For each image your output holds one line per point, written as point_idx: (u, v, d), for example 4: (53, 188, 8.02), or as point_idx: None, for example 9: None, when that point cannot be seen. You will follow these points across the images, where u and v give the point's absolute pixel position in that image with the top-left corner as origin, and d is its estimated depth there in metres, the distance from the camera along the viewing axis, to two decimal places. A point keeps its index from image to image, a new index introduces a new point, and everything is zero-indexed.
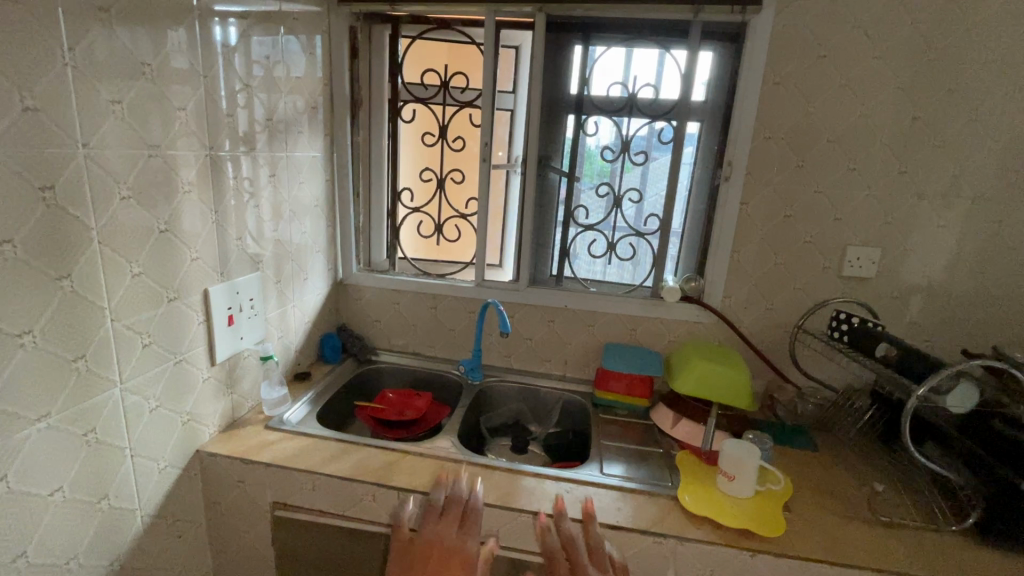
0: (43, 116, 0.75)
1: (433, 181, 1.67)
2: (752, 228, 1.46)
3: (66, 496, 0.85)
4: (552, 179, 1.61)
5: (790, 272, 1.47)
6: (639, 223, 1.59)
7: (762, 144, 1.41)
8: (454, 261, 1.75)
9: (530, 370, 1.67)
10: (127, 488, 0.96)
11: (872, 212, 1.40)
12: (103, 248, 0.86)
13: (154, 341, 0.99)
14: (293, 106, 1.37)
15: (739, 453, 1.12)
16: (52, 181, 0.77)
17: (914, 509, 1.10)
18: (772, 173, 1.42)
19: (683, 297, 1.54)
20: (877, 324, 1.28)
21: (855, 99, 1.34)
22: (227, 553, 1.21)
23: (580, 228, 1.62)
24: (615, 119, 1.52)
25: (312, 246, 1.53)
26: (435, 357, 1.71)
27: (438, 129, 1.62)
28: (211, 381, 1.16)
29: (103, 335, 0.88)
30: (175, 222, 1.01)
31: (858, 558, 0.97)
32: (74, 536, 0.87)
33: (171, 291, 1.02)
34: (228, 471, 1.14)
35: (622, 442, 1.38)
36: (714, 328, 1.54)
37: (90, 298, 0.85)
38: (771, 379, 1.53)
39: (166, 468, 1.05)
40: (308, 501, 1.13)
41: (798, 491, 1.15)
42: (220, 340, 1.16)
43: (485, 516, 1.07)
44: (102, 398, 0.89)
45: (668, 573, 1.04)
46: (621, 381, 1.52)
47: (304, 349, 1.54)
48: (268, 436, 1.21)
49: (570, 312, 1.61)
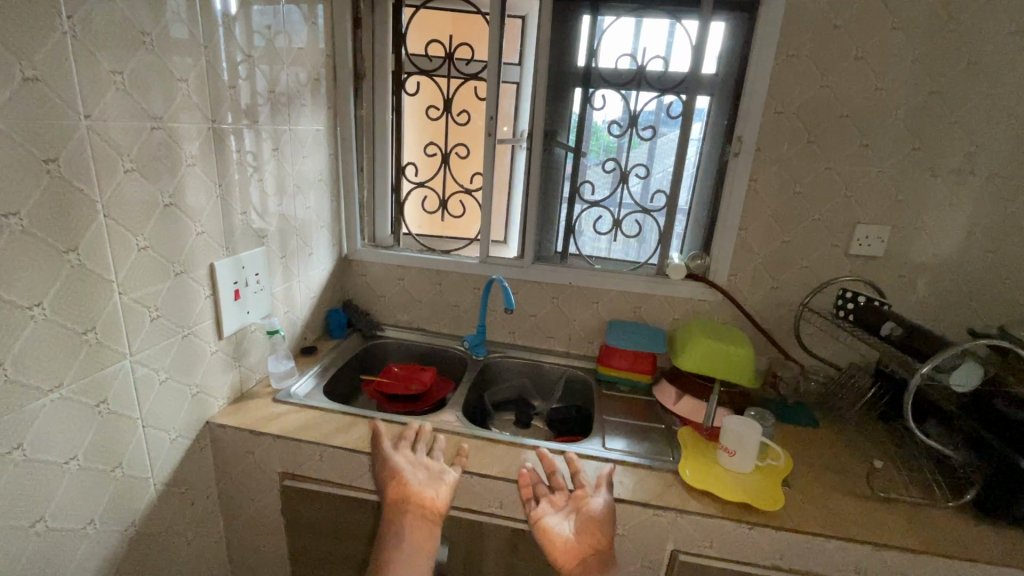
0: (44, 86, 0.74)
1: (438, 156, 1.65)
2: (760, 205, 1.45)
3: (82, 464, 0.87)
4: (558, 154, 1.59)
5: (798, 250, 1.46)
6: (646, 199, 1.57)
7: (774, 119, 1.38)
8: (458, 237, 1.75)
9: (534, 346, 1.68)
10: (140, 457, 0.99)
11: (883, 190, 1.38)
12: (108, 222, 0.86)
13: (162, 314, 1.00)
14: (295, 78, 1.34)
15: (740, 429, 1.13)
16: (55, 152, 0.77)
17: (912, 485, 1.12)
18: (782, 149, 1.40)
19: (688, 274, 1.53)
20: (883, 303, 1.27)
21: (871, 72, 1.30)
22: (239, 521, 1.24)
23: (586, 204, 1.61)
24: (624, 93, 1.49)
25: (317, 220, 1.52)
26: (439, 332, 1.72)
27: (443, 102, 1.60)
28: (219, 354, 1.17)
29: (112, 308, 0.89)
30: (180, 195, 1.00)
31: (855, 531, 0.99)
32: (90, 502, 0.90)
33: (177, 265, 1.02)
34: (238, 442, 1.16)
35: (624, 417, 1.40)
36: (719, 306, 1.54)
37: (98, 271, 0.85)
38: (774, 357, 1.53)
39: (177, 438, 1.08)
40: (316, 471, 1.16)
41: (797, 466, 1.16)
42: (228, 314, 1.17)
43: (488, 488, 1.09)
44: (113, 370, 0.91)
45: (667, 544, 1.07)
46: (625, 358, 1.53)
47: (310, 324, 1.56)
48: (276, 408, 1.23)
49: (575, 289, 1.60)
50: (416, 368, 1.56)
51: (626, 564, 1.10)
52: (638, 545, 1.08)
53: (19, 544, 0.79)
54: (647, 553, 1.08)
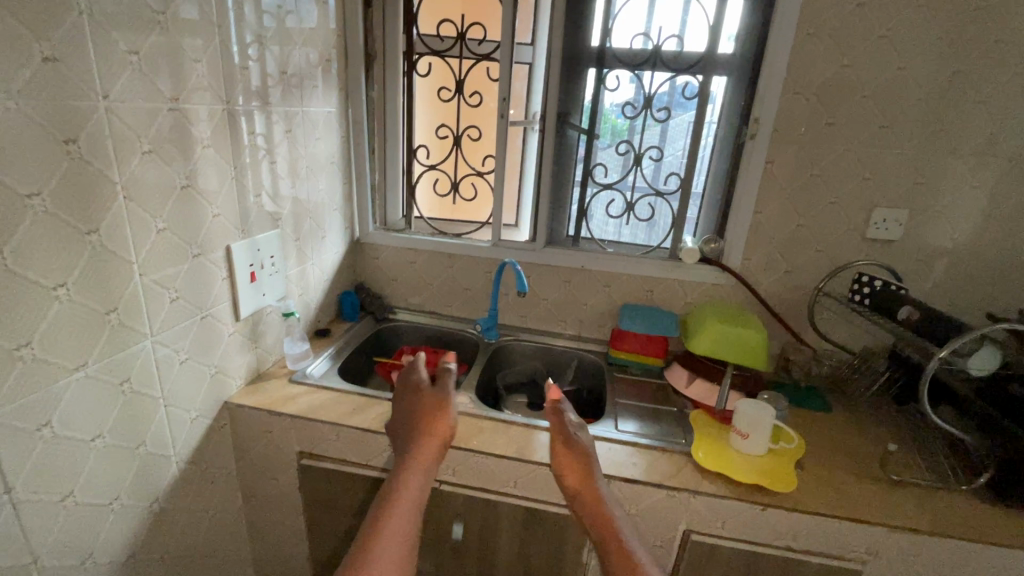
0: (63, 67, 0.74)
1: (449, 138, 1.64)
2: (776, 188, 1.43)
3: (108, 441, 0.89)
4: (571, 136, 1.57)
5: (813, 234, 1.44)
6: (659, 182, 1.55)
7: (792, 100, 1.36)
8: (470, 221, 1.74)
9: (546, 330, 1.68)
10: (162, 435, 1.01)
11: (901, 172, 1.36)
12: (128, 203, 0.87)
13: (181, 296, 1.01)
14: (307, 59, 1.33)
15: (755, 412, 1.13)
16: (75, 133, 0.77)
17: (925, 468, 1.12)
18: (800, 131, 1.37)
19: (702, 258, 1.52)
20: (900, 288, 1.26)
21: (893, 51, 1.27)
22: (258, 499, 1.27)
23: (598, 187, 1.60)
24: (638, 74, 1.47)
25: (330, 204, 1.52)
26: (451, 315, 1.73)
27: (454, 84, 1.58)
28: (236, 336, 1.19)
29: (132, 289, 0.90)
30: (196, 178, 1.01)
31: (867, 513, 1.00)
32: (116, 479, 0.92)
33: (195, 247, 1.03)
34: (256, 422, 1.18)
35: (636, 401, 1.40)
36: (732, 290, 1.53)
37: (119, 253, 0.86)
38: (787, 341, 1.53)
39: (197, 418, 1.10)
40: (333, 451, 1.18)
41: (810, 449, 1.17)
42: (244, 296, 1.18)
43: (503, 468, 1.11)
44: (135, 351, 0.92)
45: (679, 524, 1.08)
46: (638, 342, 1.53)
47: (324, 306, 1.57)
48: (293, 389, 1.25)
49: (587, 273, 1.60)
50: (429, 351, 1.57)
51: (638, 544, 1.11)
52: (650, 525, 1.09)
53: (50, 517, 0.81)
54: (660, 533, 1.09)
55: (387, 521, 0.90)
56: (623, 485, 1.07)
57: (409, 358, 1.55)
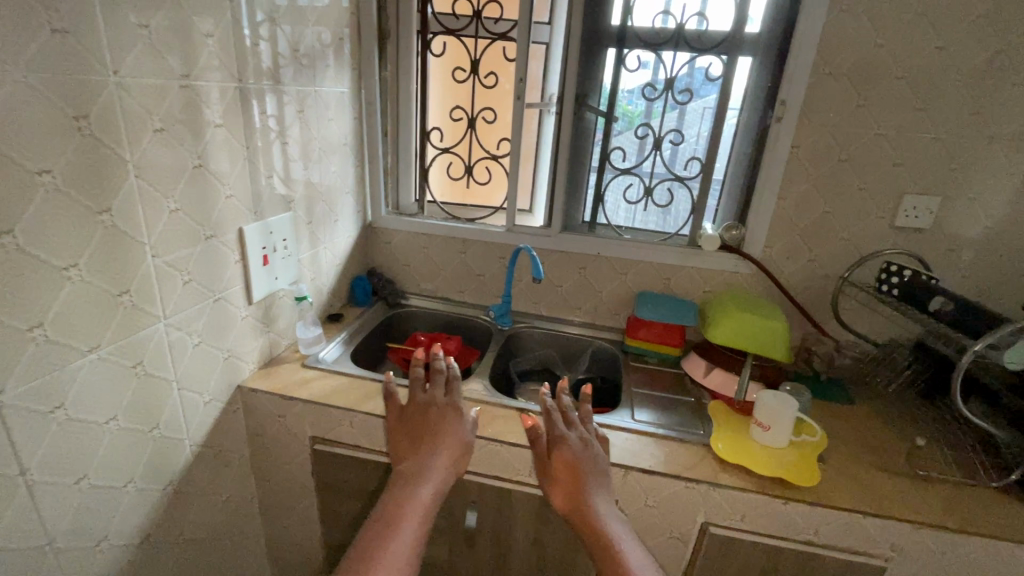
0: (72, 40, 0.72)
1: (464, 121, 1.60)
2: (801, 174, 1.38)
3: (121, 424, 0.88)
4: (589, 119, 1.53)
5: (839, 222, 1.40)
6: (679, 167, 1.51)
7: (821, 81, 1.30)
8: (484, 206, 1.70)
9: (560, 317, 1.66)
10: (176, 418, 1.00)
11: (934, 157, 1.30)
12: (140, 183, 0.85)
13: (193, 278, 0.99)
14: (319, 38, 1.30)
15: (775, 404, 1.11)
16: (86, 109, 0.75)
17: (953, 464, 1.08)
18: (828, 114, 1.32)
19: (722, 246, 1.48)
20: (931, 277, 1.22)
21: (931, 29, 1.21)
22: (271, 483, 1.26)
23: (616, 172, 1.56)
24: (660, 54, 1.42)
25: (342, 187, 1.50)
26: (464, 301, 1.71)
27: (470, 64, 1.54)
28: (249, 320, 1.17)
29: (144, 271, 0.88)
30: (208, 157, 0.98)
31: (893, 509, 0.97)
32: (130, 462, 0.91)
33: (207, 229, 1.01)
34: (269, 407, 1.18)
35: (652, 390, 1.38)
36: (752, 279, 1.49)
37: (131, 233, 0.85)
38: (808, 331, 1.49)
39: (210, 402, 1.09)
40: (347, 436, 1.16)
41: (832, 442, 1.14)
42: (256, 279, 1.17)
43: (518, 457, 1.09)
44: (148, 333, 0.91)
45: (697, 516, 1.06)
46: (654, 331, 1.50)
47: (336, 291, 1.55)
48: (305, 374, 1.24)
49: (603, 259, 1.57)
50: (441, 337, 1.56)
51: (654, 535, 1.10)
52: (667, 517, 1.07)
53: (65, 499, 0.80)
54: (677, 524, 1.08)
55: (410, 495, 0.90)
56: (641, 476, 1.05)
57: (420, 344, 1.53)
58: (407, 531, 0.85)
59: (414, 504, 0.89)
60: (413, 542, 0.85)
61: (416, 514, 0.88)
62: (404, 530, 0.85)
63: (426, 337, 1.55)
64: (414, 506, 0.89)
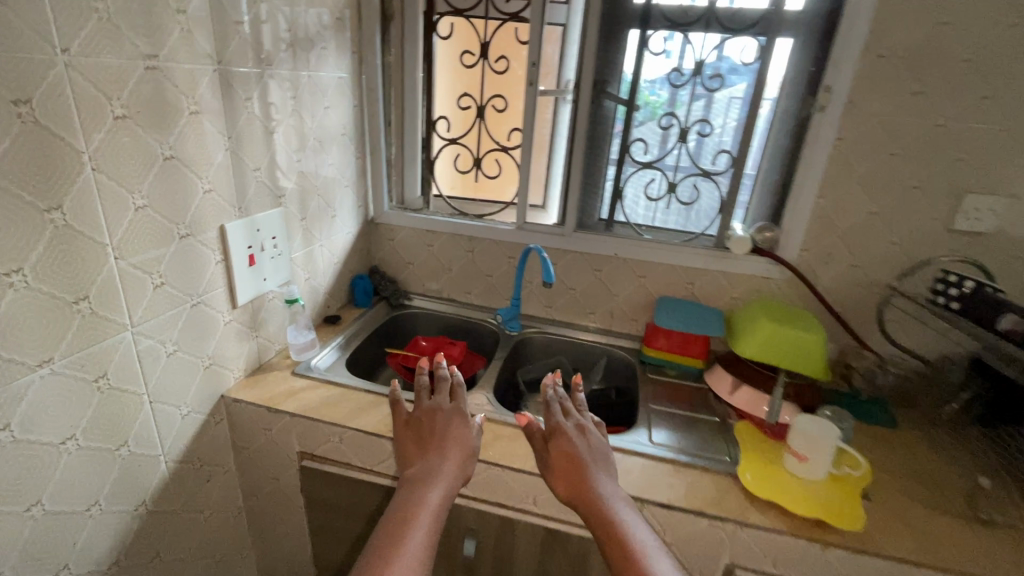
0: (9, 12, 0.62)
1: (472, 109, 1.49)
2: (845, 170, 1.24)
3: (81, 443, 0.80)
4: (608, 107, 1.40)
5: (887, 224, 1.25)
6: (707, 160, 1.38)
7: (872, 65, 1.15)
8: (493, 201, 1.58)
9: (572, 323, 1.54)
10: (147, 434, 0.92)
11: (1003, 152, 1.14)
12: (99, 177, 0.76)
13: (166, 282, 0.90)
14: (316, 18, 1.20)
15: (811, 431, 0.98)
16: (28, 93, 0.65)
17: (1021, 506, 0.95)
18: (879, 102, 1.17)
19: (753, 248, 1.34)
20: (997, 289, 1.06)
21: (1007, 3, 1.05)
22: (258, 497, 1.18)
23: (637, 165, 1.43)
24: (688, 35, 1.28)
25: (341, 180, 1.40)
26: (470, 303, 1.60)
27: (479, 47, 1.42)
28: (233, 324, 1.08)
29: (107, 275, 0.79)
30: (182, 148, 0.89)
31: (953, 561, 0.84)
32: (94, 483, 0.83)
33: (182, 227, 0.92)
34: (255, 419, 1.09)
35: (672, 406, 1.26)
36: (786, 285, 1.35)
37: (88, 233, 0.76)
38: (847, 345, 1.35)
39: (189, 414, 1.00)
40: (336, 453, 1.07)
41: (878, 476, 1.00)
42: (241, 281, 1.08)
43: (522, 483, 0.99)
44: (112, 343, 0.82)
45: (721, 557, 0.94)
46: (675, 340, 1.38)
47: (335, 291, 1.46)
48: (295, 384, 1.15)
49: (620, 261, 1.45)
50: (445, 342, 1.46)
51: None
52: (687, 555, 0.96)
53: (14, 529, 0.73)
54: (698, 564, 0.96)
55: (421, 497, 0.82)
56: (658, 510, 0.93)
57: (422, 349, 1.44)
58: (420, 532, 0.77)
59: (424, 506, 0.81)
60: (427, 544, 0.76)
61: (428, 515, 0.80)
62: (417, 532, 0.77)
63: (429, 342, 1.45)
64: (425, 508, 0.81)
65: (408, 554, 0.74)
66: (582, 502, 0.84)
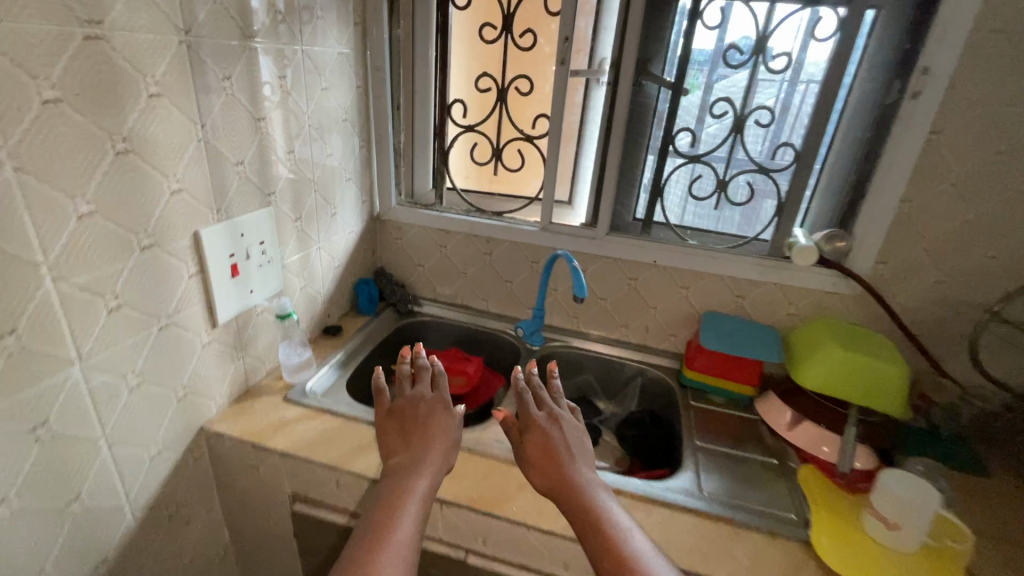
0: None
1: (492, 91, 1.30)
2: (937, 170, 1.04)
3: (17, 507, 0.65)
4: (651, 91, 1.20)
5: (984, 235, 1.05)
6: (765, 154, 1.19)
7: (983, 42, 0.94)
8: (515, 197, 1.40)
9: (601, 336, 1.37)
10: (107, 483, 0.77)
11: None
12: (26, 179, 0.59)
13: (126, 303, 0.74)
14: None
15: (906, 495, 0.82)
16: None
17: None
18: (988, 88, 0.97)
19: (818, 259, 1.15)
20: None
21: None
22: (246, 537, 1.04)
23: (682, 159, 1.24)
24: (752, 5, 1.08)
25: (342, 173, 1.22)
26: (487, 312, 1.44)
27: (502, 19, 1.22)
28: (214, 346, 0.92)
29: (43, 301, 0.63)
30: (141, 140, 0.72)
31: None
32: (37, 550, 0.69)
33: (145, 236, 0.75)
34: (239, 455, 0.94)
35: (721, 443, 1.08)
36: (853, 303, 1.17)
37: (14, 251, 0.59)
38: (923, 372, 1.17)
39: (160, 454, 0.85)
40: (333, 498, 0.92)
41: (981, 546, 0.83)
42: (223, 296, 0.91)
43: (551, 545, 0.83)
44: (54, 383, 0.67)
45: None
46: (723, 363, 1.20)
47: (336, 299, 1.30)
48: (287, 413, 1.00)
49: (659, 269, 1.27)
50: (460, 357, 1.30)
51: None
52: None
53: None
54: None
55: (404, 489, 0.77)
56: None
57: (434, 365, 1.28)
58: (406, 525, 0.73)
59: (409, 496, 0.76)
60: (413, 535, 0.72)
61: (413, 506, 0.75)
62: (402, 524, 0.72)
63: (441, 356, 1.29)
64: (409, 499, 0.76)
65: (393, 546, 0.70)
66: (561, 490, 0.80)
